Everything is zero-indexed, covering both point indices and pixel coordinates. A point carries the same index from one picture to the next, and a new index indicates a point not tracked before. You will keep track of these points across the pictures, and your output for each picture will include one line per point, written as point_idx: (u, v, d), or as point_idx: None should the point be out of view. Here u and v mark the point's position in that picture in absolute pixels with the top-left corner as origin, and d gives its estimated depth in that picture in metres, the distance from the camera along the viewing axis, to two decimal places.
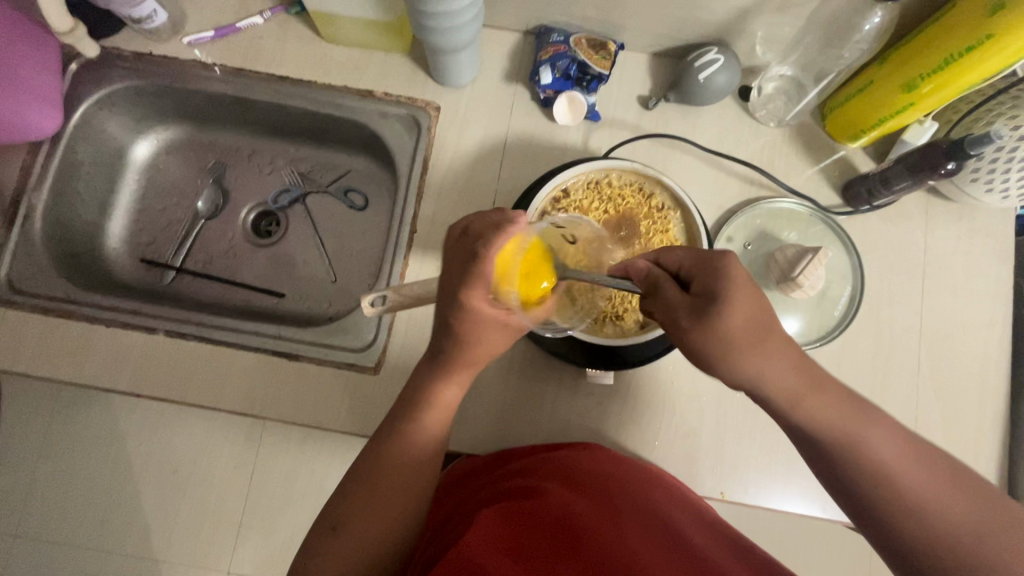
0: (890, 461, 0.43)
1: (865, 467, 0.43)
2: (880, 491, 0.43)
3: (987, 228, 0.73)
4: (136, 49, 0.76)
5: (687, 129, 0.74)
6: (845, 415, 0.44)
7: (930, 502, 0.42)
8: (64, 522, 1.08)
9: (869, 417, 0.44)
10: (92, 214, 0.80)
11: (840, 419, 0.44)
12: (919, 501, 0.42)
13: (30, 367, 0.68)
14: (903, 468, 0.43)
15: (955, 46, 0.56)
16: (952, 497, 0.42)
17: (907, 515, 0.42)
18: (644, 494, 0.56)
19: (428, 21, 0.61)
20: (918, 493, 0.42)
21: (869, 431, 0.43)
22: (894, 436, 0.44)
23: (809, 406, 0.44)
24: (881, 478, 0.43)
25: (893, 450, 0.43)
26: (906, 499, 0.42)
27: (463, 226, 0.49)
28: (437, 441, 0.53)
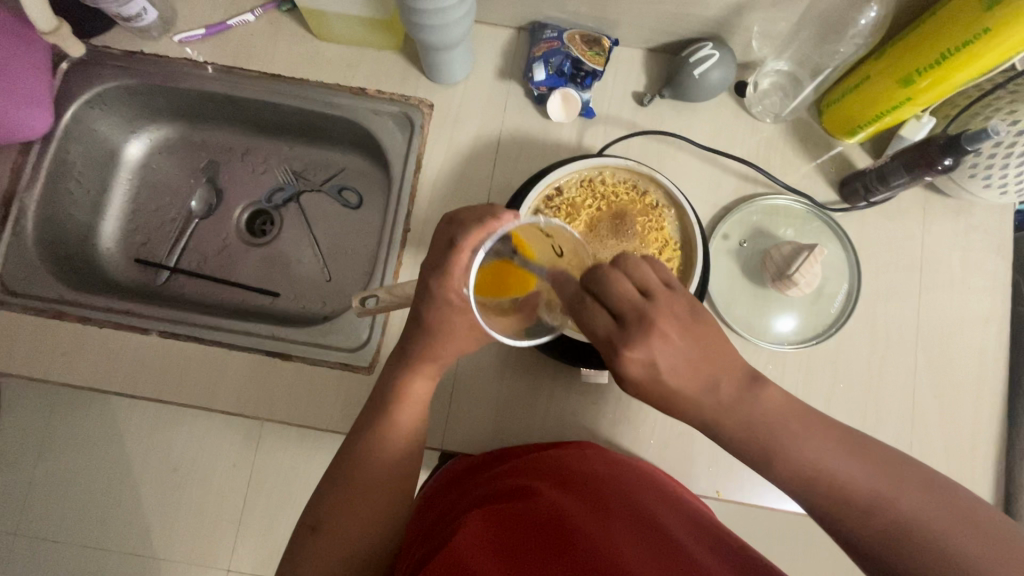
0: (826, 460, 0.42)
1: (800, 471, 0.42)
2: (821, 493, 0.41)
3: (985, 224, 0.73)
4: (127, 48, 0.76)
5: (683, 126, 0.74)
6: (773, 421, 0.42)
7: (874, 496, 0.40)
8: (64, 522, 1.08)
9: (798, 421, 0.42)
10: (85, 214, 0.80)
11: (764, 430, 0.42)
12: (861, 496, 0.40)
13: (24, 368, 0.68)
14: (836, 465, 0.41)
15: (953, 40, 0.55)
16: (894, 489, 0.40)
17: (849, 515, 0.41)
18: (638, 495, 0.55)
19: (418, 17, 0.60)
20: (858, 490, 0.41)
21: (800, 436, 0.42)
22: (826, 436, 0.42)
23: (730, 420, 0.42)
24: (821, 481, 0.41)
25: (828, 448, 0.42)
26: (849, 497, 0.41)
27: (450, 216, 0.49)
28: (414, 439, 0.53)
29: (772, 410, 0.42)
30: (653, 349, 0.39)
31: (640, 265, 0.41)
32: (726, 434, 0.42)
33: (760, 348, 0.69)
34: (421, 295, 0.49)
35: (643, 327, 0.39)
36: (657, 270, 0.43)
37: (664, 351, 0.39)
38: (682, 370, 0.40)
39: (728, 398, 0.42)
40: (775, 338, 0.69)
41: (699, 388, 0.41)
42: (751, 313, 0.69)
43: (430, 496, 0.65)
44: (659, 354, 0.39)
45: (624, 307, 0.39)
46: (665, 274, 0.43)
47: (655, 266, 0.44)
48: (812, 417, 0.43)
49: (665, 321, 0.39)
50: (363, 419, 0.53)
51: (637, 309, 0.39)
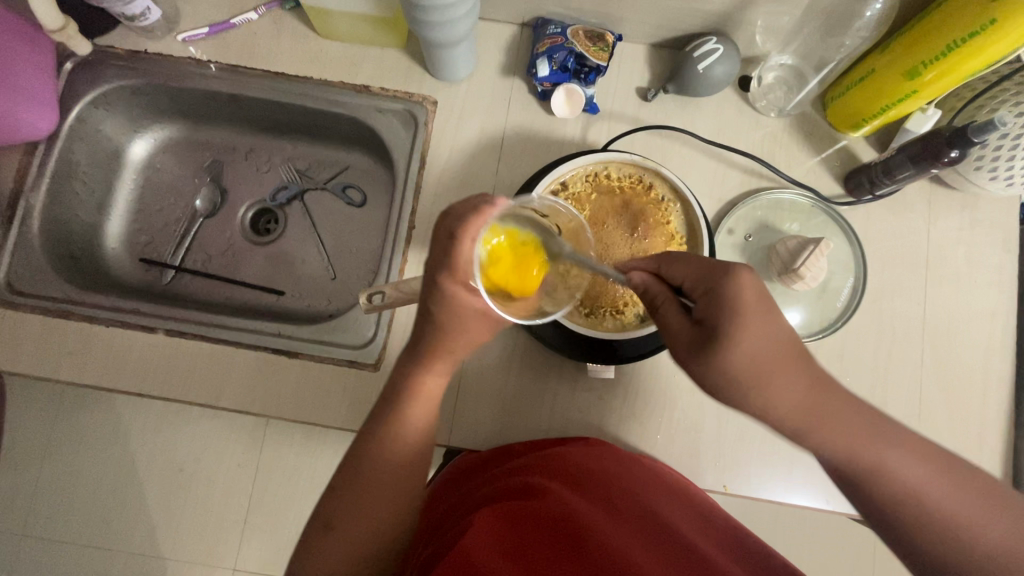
0: (920, 482, 0.41)
1: (880, 481, 0.41)
2: (912, 513, 0.41)
3: (990, 218, 0.72)
4: (131, 48, 0.76)
5: (687, 120, 0.74)
6: (868, 439, 0.41)
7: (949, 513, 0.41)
8: (69, 523, 1.08)
9: (890, 440, 0.42)
10: (91, 214, 0.80)
11: (861, 447, 0.41)
12: (930, 517, 0.41)
13: (30, 367, 0.68)
14: (919, 478, 0.41)
15: (958, 32, 0.55)
16: (967, 509, 0.41)
17: (935, 536, 0.41)
18: (646, 490, 0.55)
19: (423, 15, 0.60)
20: (936, 509, 0.41)
21: (892, 454, 0.41)
22: (924, 458, 0.42)
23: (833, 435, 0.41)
24: (913, 501, 0.41)
25: (922, 469, 0.41)
26: (939, 521, 0.41)
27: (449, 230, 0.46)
28: (426, 429, 0.53)
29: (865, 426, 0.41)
30: (753, 327, 0.39)
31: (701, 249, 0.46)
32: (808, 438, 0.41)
33: None
34: (430, 290, 0.49)
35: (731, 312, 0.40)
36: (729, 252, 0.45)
37: (771, 353, 0.39)
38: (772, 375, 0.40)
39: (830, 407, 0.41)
40: None
41: (798, 394, 0.40)
42: None
43: (438, 493, 0.65)
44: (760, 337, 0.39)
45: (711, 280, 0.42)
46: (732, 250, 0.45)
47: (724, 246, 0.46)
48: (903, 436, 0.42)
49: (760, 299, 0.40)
50: (373, 414, 0.53)
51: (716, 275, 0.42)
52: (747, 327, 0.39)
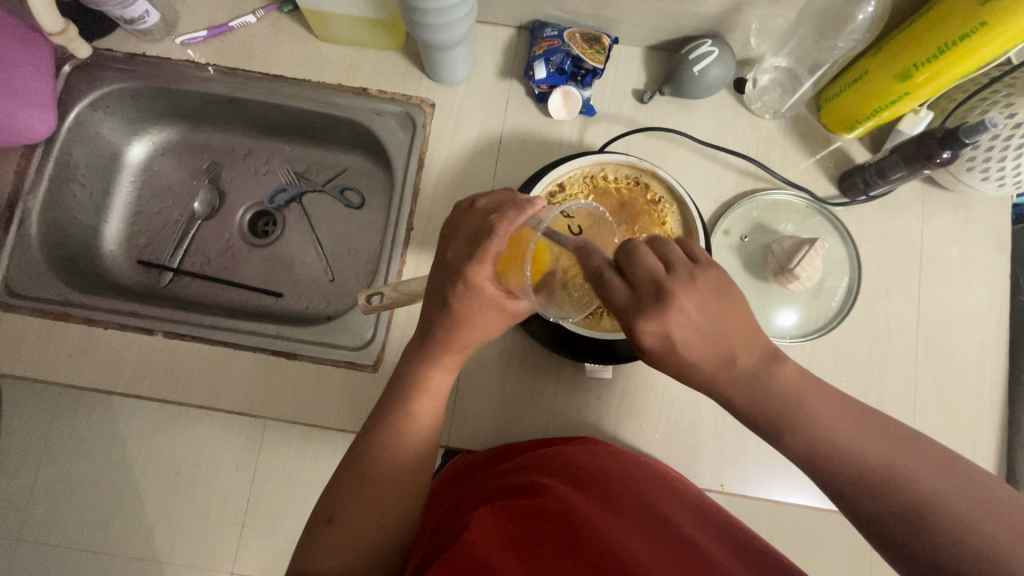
0: (843, 437, 0.41)
1: (813, 447, 0.42)
2: (829, 463, 0.41)
3: (982, 217, 0.73)
4: (129, 50, 0.76)
5: (683, 122, 0.74)
6: (788, 396, 0.42)
7: (887, 473, 0.40)
8: (66, 526, 1.08)
9: (809, 395, 0.42)
10: (89, 217, 0.80)
11: (777, 402, 0.42)
12: (871, 478, 0.40)
13: (28, 370, 0.68)
14: (850, 441, 0.41)
15: (950, 34, 0.56)
16: (911, 467, 0.40)
17: (865, 495, 0.40)
18: (644, 489, 0.56)
19: (420, 17, 0.61)
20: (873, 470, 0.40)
21: (811, 409, 0.42)
22: (842, 414, 0.42)
23: (745, 393, 0.43)
24: (830, 452, 0.41)
25: (838, 425, 0.42)
26: (866, 475, 0.40)
27: (470, 201, 0.52)
28: (429, 430, 0.54)
29: (785, 380, 0.43)
30: (667, 320, 0.40)
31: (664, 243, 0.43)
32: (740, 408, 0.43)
33: None
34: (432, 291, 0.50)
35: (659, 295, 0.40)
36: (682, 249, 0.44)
37: (686, 326, 0.41)
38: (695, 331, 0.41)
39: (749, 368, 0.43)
40: (777, 331, 0.69)
41: (716, 360, 0.42)
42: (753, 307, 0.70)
43: (438, 491, 0.66)
44: (673, 325, 0.40)
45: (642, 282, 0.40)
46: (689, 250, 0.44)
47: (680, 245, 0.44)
48: (831, 399, 0.43)
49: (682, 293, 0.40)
50: (372, 415, 0.53)
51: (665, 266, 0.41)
52: (666, 317, 0.40)
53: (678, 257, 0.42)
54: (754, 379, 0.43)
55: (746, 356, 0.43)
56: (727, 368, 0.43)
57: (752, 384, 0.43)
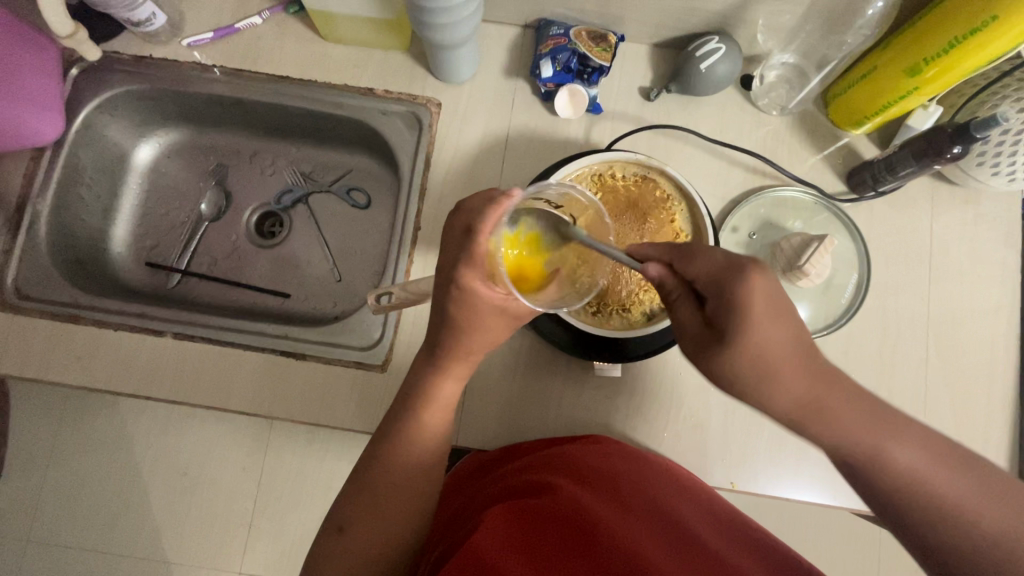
0: (924, 467, 0.40)
1: (895, 480, 0.40)
2: (908, 498, 0.40)
3: (993, 213, 0.73)
4: (136, 53, 0.76)
5: (690, 119, 0.74)
6: (865, 419, 0.40)
7: (966, 512, 0.39)
8: (75, 527, 1.08)
9: (895, 428, 0.40)
10: (97, 219, 0.80)
11: (854, 428, 0.40)
12: (949, 514, 0.39)
13: (37, 372, 0.68)
14: (933, 476, 0.39)
15: (960, 29, 0.56)
16: (990, 505, 0.39)
17: (933, 522, 0.40)
18: (655, 489, 0.55)
19: (427, 16, 0.61)
20: (954, 507, 0.39)
21: (891, 437, 0.40)
22: (924, 442, 0.40)
23: (829, 416, 0.40)
24: (910, 486, 0.40)
25: (917, 451, 0.40)
26: (945, 513, 0.39)
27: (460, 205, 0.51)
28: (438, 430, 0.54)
29: (867, 411, 0.40)
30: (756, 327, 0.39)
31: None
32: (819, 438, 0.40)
33: None
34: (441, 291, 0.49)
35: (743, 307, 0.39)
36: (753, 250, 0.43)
37: (767, 352, 0.39)
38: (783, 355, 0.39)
39: (830, 391, 0.40)
40: None
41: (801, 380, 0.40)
42: None
43: (446, 491, 0.66)
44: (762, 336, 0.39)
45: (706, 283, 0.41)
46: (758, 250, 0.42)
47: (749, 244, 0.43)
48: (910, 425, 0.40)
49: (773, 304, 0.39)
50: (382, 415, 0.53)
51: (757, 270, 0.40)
52: (751, 334, 0.39)
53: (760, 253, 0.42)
54: (840, 408, 0.40)
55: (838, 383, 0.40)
56: (808, 388, 0.40)
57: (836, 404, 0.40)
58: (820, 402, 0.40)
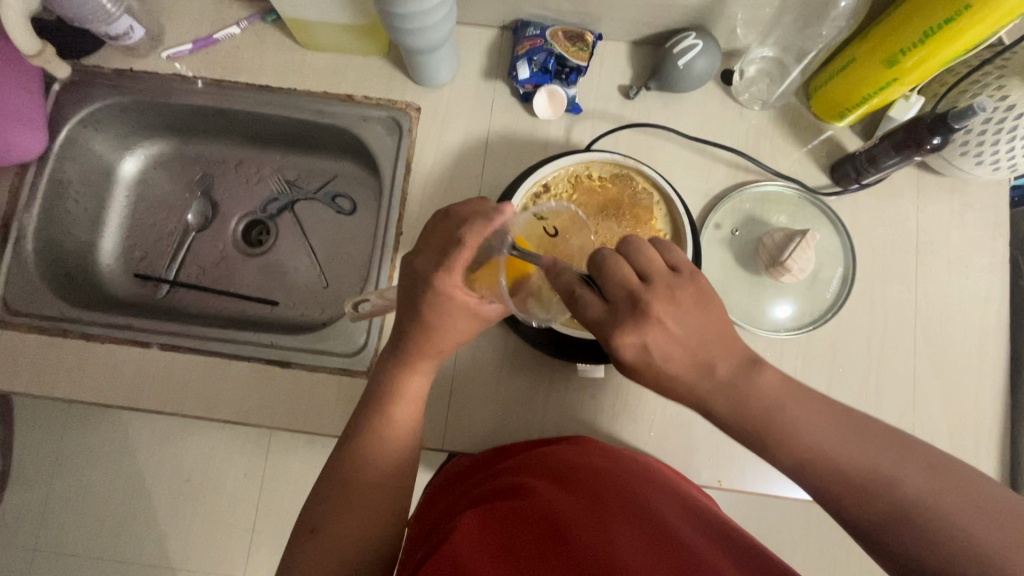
0: (823, 440, 0.40)
1: (797, 455, 0.40)
2: (814, 470, 0.40)
3: (979, 202, 0.72)
4: (117, 66, 0.77)
5: (671, 117, 0.74)
6: (772, 407, 0.40)
7: (873, 478, 0.38)
8: (80, 538, 1.09)
9: (794, 402, 0.40)
10: (84, 232, 0.81)
11: (765, 412, 0.40)
12: (860, 481, 0.39)
13: (28, 387, 0.69)
14: (835, 444, 0.40)
15: (936, 18, 0.55)
16: (900, 468, 0.39)
17: (852, 501, 0.39)
18: (636, 488, 0.55)
19: (399, 22, 0.61)
20: (858, 470, 0.39)
21: (792, 419, 0.40)
22: (821, 417, 0.40)
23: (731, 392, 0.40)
24: (816, 461, 0.40)
25: (823, 431, 0.40)
26: (851, 480, 0.39)
27: (445, 210, 0.50)
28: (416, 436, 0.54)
29: (771, 392, 0.40)
30: (649, 333, 0.39)
31: (640, 248, 0.42)
32: (723, 415, 0.41)
33: (758, 335, 0.69)
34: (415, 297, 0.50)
35: (634, 312, 0.40)
36: (638, 259, 0.42)
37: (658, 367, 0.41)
38: (676, 356, 0.40)
39: (729, 381, 0.40)
40: (771, 325, 0.69)
41: (697, 375, 0.40)
42: (746, 302, 0.69)
43: (432, 495, 0.66)
44: (652, 339, 0.40)
45: (618, 294, 0.40)
46: (644, 266, 0.41)
47: (632, 250, 0.42)
48: (810, 398, 0.41)
49: (660, 308, 0.39)
50: (361, 422, 0.53)
51: (631, 295, 0.40)
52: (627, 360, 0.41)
53: (657, 269, 0.41)
54: (737, 391, 0.40)
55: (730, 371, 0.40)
56: (707, 382, 0.40)
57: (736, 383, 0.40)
58: (728, 402, 0.40)
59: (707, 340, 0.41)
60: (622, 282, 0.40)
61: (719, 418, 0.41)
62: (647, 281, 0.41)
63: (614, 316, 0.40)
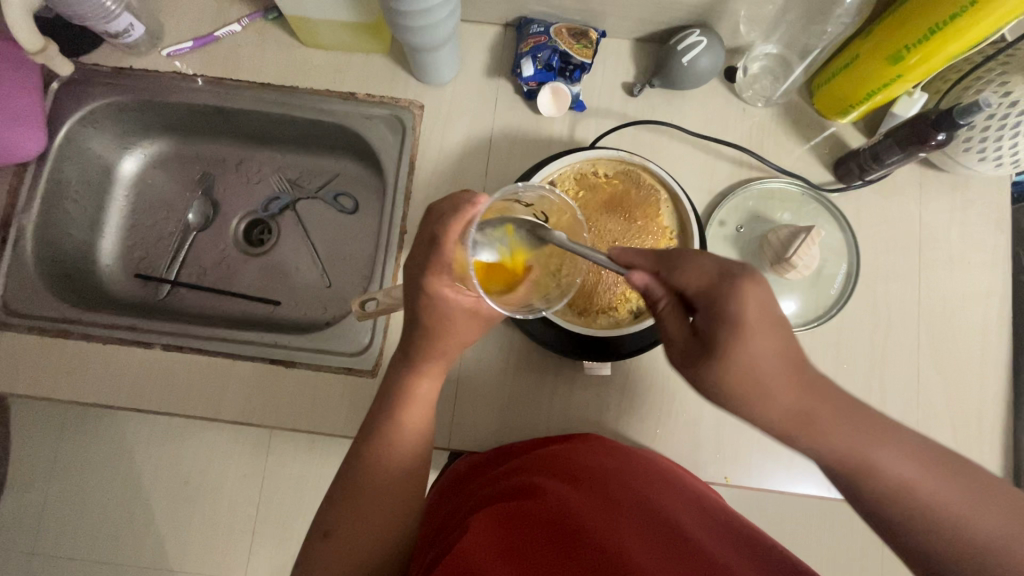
0: (915, 474, 0.38)
1: (887, 489, 0.39)
2: (898, 505, 0.39)
3: (981, 198, 0.72)
4: (116, 65, 0.76)
5: (674, 114, 0.74)
6: (866, 438, 0.38)
7: (958, 514, 0.38)
8: (79, 540, 1.08)
9: (887, 432, 0.39)
10: (83, 232, 0.80)
11: (858, 438, 0.38)
12: (946, 516, 0.38)
13: (28, 389, 0.68)
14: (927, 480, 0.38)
15: (939, 16, 0.55)
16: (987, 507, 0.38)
17: (932, 534, 0.38)
18: (646, 487, 0.55)
19: (403, 19, 0.60)
20: (948, 507, 0.38)
21: (885, 452, 0.38)
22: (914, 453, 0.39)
23: (823, 428, 0.38)
24: (905, 493, 0.38)
25: (917, 463, 0.38)
26: (933, 517, 0.38)
27: (429, 209, 0.49)
28: (423, 435, 0.54)
29: (863, 421, 0.39)
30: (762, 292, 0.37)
31: None
32: (813, 442, 0.39)
33: None
34: (424, 295, 0.49)
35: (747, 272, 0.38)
36: None
37: (759, 357, 0.37)
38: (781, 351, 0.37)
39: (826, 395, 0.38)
40: None
41: (795, 384, 0.38)
42: None
43: (439, 495, 0.66)
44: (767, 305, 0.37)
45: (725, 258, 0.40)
46: None
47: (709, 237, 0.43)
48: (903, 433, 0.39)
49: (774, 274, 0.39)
50: (368, 422, 0.53)
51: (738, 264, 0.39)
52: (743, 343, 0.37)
53: None
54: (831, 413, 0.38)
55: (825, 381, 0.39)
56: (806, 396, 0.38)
57: (829, 418, 0.38)
58: (817, 424, 0.38)
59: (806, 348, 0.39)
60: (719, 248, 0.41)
61: (808, 443, 0.39)
62: None
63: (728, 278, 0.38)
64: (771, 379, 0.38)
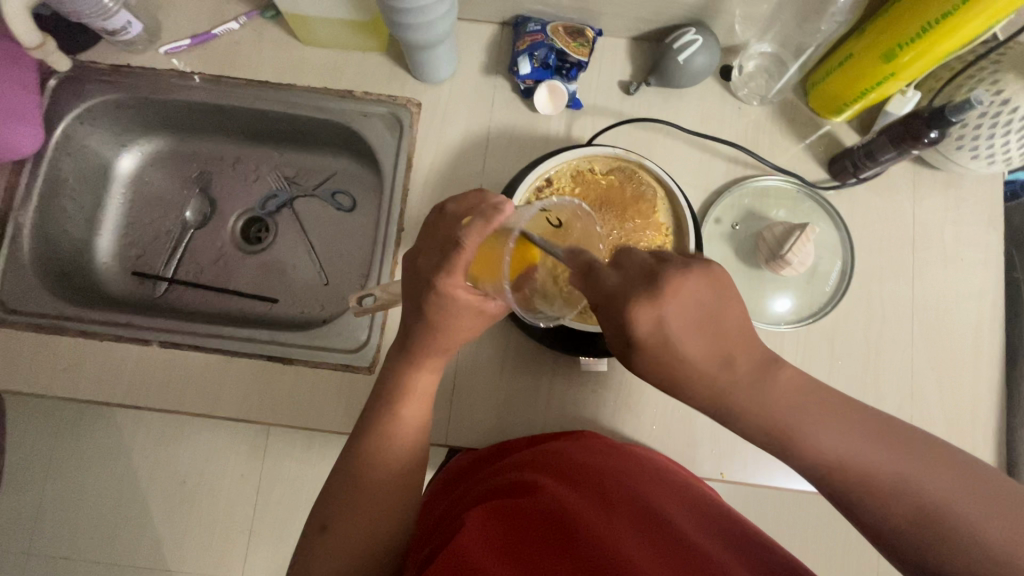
0: (845, 446, 0.39)
1: (822, 464, 0.39)
2: (835, 476, 0.39)
3: (974, 195, 0.73)
4: (114, 62, 0.76)
5: (670, 112, 0.74)
6: (794, 413, 0.39)
7: (893, 478, 0.38)
8: (75, 541, 1.08)
9: (815, 407, 0.39)
10: (80, 230, 0.80)
11: (787, 415, 0.39)
12: (888, 483, 0.38)
13: (24, 385, 0.68)
14: (861, 449, 0.39)
15: (931, 14, 0.56)
16: (926, 471, 0.38)
17: (873, 504, 0.39)
18: (640, 486, 0.55)
19: (400, 17, 0.61)
20: (886, 473, 0.38)
21: (813, 426, 0.39)
22: (845, 424, 0.39)
23: (749, 407, 0.39)
24: (844, 466, 0.39)
25: (850, 434, 0.39)
26: (875, 487, 0.38)
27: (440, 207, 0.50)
28: (420, 430, 0.54)
29: (790, 394, 0.39)
30: (664, 307, 0.37)
31: None
32: (744, 422, 0.40)
33: (757, 329, 0.69)
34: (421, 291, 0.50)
35: (652, 283, 0.38)
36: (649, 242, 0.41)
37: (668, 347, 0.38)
38: (692, 340, 0.38)
39: (746, 375, 0.39)
40: (771, 319, 0.69)
41: (716, 367, 0.39)
42: (746, 295, 0.70)
43: (436, 492, 0.66)
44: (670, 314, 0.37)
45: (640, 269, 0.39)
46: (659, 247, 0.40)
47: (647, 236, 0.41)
48: (834, 402, 0.40)
49: (680, 284, 0.38)
50: (366, 418, 0.53)
51: (653, 265, 0.39)
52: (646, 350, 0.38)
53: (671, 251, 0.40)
54: (753, 392, 0.39)
55: (745, 360, 0.40)
56: (725, 376, 0.39)
57: (753, 395, 0.39)
58: (742, 401, 0.39)
59: (725, 334, 0.39)
60: (640, 256, 0.39)
61: (738, 424, 0.40)
62: (662, 257, 0.40)
63: (628, 288, 0.38)
64: (685, 367, 0.39)
